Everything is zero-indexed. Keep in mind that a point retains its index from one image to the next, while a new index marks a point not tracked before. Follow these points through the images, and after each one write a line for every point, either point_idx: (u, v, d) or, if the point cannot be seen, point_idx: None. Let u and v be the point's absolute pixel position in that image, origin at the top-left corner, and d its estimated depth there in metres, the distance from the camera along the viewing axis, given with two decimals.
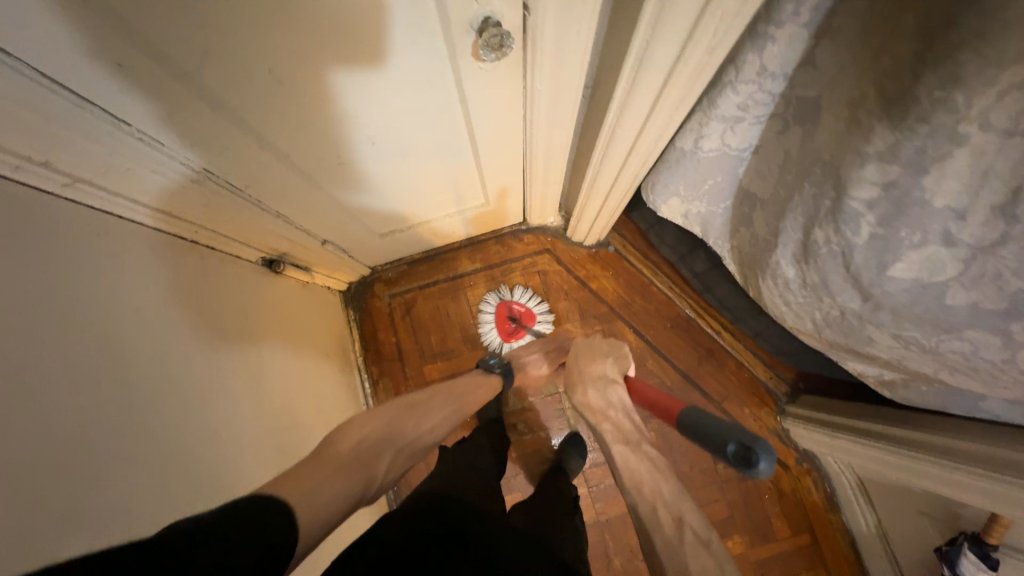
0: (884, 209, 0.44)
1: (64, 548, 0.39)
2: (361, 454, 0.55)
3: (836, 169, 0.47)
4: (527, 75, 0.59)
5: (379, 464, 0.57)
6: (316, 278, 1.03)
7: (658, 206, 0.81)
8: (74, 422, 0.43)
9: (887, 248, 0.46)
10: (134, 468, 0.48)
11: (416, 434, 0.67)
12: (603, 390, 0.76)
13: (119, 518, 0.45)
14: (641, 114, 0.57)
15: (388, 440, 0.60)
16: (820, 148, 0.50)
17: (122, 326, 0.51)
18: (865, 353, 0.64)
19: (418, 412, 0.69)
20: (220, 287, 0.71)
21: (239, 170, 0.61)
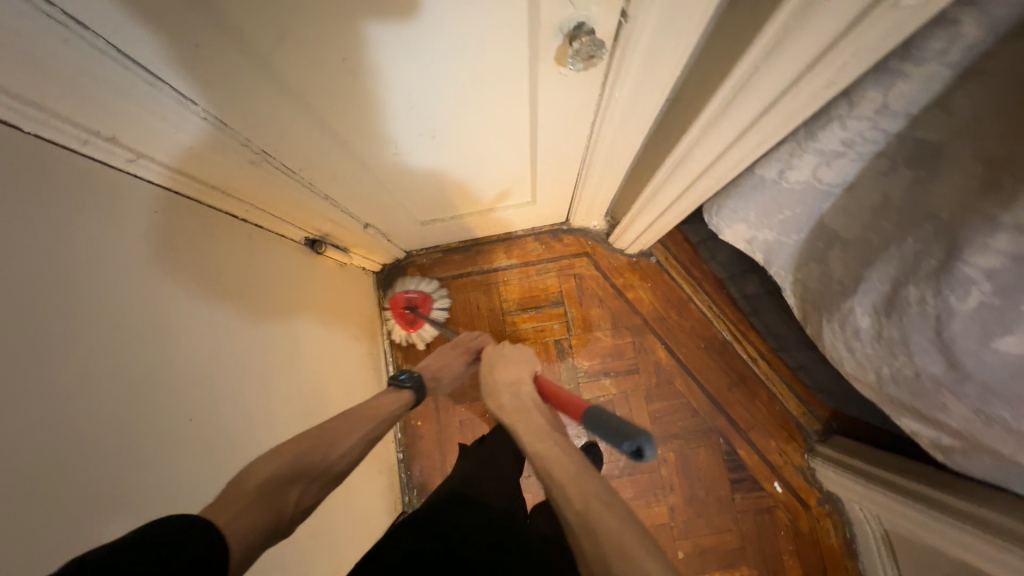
0: (1006, 280, 0.40)
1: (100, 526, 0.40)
2: (270, 490, 0.54)
3: (960, 228, 0.43)
4: (605, 85, 0.55)
5: (288, 498, 0.56)
6: (354, 259, 1.03)
7: (721, 229, 0.77)
8: (120, 403, 0.43)
9: (998, 320, 0.42)
10: (169, 450, 0.48)
11: (332, 462, 0.63)
12: (517, 395, 0.71)
13: (155, 497, 0.46)
14: (727, 139, 0.53)
15: (302, 469, 0.59)
16: (937, 204, 0.46)
17: (167, 307, 0.51)
18: (933, 416, 0.60)
19: (336, 440, 0.64)
20: (264, 268, 0.70)
21: (297, 154, 0.60)
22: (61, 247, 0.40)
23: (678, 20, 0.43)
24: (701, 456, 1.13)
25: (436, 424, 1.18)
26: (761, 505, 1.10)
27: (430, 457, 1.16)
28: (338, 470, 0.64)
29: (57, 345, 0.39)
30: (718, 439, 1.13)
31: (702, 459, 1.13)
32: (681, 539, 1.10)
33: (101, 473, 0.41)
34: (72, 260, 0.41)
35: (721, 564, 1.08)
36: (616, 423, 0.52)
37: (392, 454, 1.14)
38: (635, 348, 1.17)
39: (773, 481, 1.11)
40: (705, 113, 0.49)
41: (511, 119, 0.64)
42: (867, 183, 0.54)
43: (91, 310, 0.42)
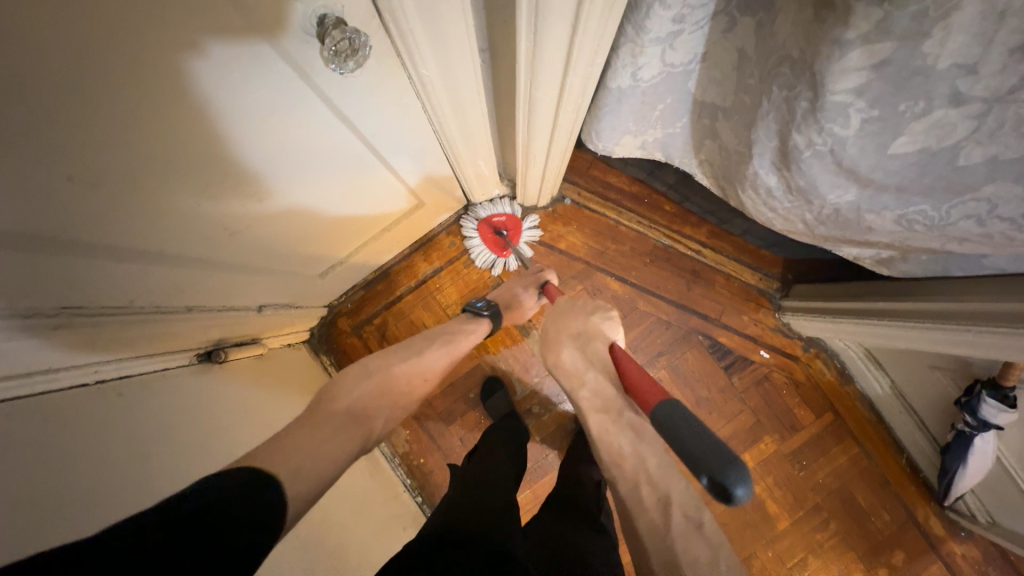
0: (879, 91, 0.37)
1: None
2: (352, 417, 0.58)
3: (811, 62, 0.39)
4: (407, 65, 0.48)
5: (372, 427, 0.60)
6: (270, 343, 0.93)
7: (611, 148, 0.72)
8: None
9: (885, 129, 0.40)
10: None
11: (406, 392, 0.67)
12: (583, 348, 0.66)
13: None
14: (559, 65, 0.47)
15: (382, 399, 0.63)
16: (783, 45, 0.42)
17: (58, 528, 0.41)
18: (865, 240, 0.61)
19: (418, 366, 0.69)
20: (168, 410, 0.60)
21: (114, 286, 0.49)
22: None
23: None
24: (689, 359, 1.14)
25: (440, 453, 1.13)
26: (759, 376, 1.14)
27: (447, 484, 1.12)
28: (411, 402, 0.69)
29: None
30: (698, 337, 1.14)
31: (692, 362, 1.14)
32: None
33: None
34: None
35: (748, 443, 1.12)
36: (704, 449, 0.46)
37: (409, 502, 1.09)
38: (589, 292, 1.14)
39: (760, 350, 1.14)
40: (521, 48, 0.43)
41: (337, 134, 0.55)
42: (715, 48, 0.50)
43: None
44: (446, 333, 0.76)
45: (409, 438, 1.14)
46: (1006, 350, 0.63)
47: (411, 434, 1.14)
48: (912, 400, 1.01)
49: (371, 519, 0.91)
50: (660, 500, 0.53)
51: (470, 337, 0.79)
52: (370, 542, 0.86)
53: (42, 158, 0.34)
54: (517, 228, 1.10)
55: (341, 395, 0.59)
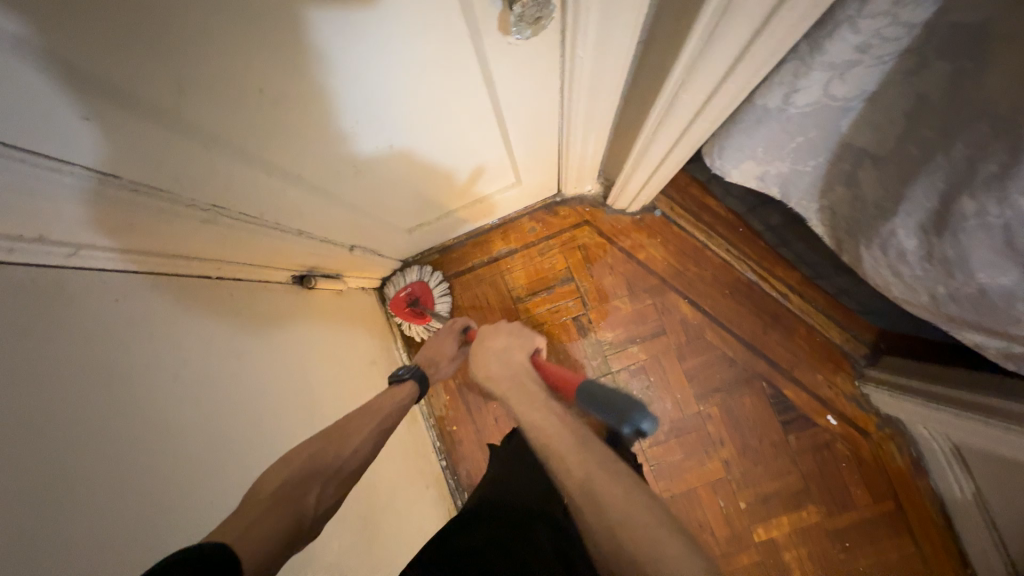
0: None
1: None
2: (289, 492, 0.50)
3: (1011, 124, 0.35)
4: (567, 44, 0.48)
5: (312, 497, 0.52)
6: (349, 282, 0.99)
7: (727, 171, 0.69)
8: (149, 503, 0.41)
9: None
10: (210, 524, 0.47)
11: (345, 464, 0.59)
12: (505, 358, 0.71)
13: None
14: (716, 73, 0.45)
15: (315, 471, 0.55)
16: (981, 99, 0.37)
17: (154, 399, 0.45)
18: (1004, 332, 0.54)
19: (343, 441, 0.61)
20: (256, 323, 0.66)
21: (249, 198, 0.54)
22: (44, 362, 0.36)
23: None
24: (746, 404, 1.08)
25: (473, 426, 1.16)
26: (819, 442, 1.05)
27: (473, 458, 1.15)
28: (353, 470, 0.60)
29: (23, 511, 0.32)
30: (761, 384, 1.08)
31: (748, 408, 1.08)
32: (742, 490, 1.07)
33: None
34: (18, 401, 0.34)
35: (788, 508, 1.05)
36: (612, 398, 0.62)
37: (435, 463, 1.13)
38: (657, 309, 1.11)
39: (827, 415, 1.06)
40: (687, 51, 0.42)
41: (467, 101, 0.57)
42: (888, 89, 0.46)
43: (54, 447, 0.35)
44: (367, 412, 0.69)
45: (447, 404, 1.18)
46: None
47: (450, 400, 1.18)
48: (996, 517, 0.88)
49: (401, 468, 0.96)
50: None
51: (397, 409, 0.74)
52: (396, 489, 0.91)
53: (207, 54, 0.36)
54: (426, 292, 1.11)
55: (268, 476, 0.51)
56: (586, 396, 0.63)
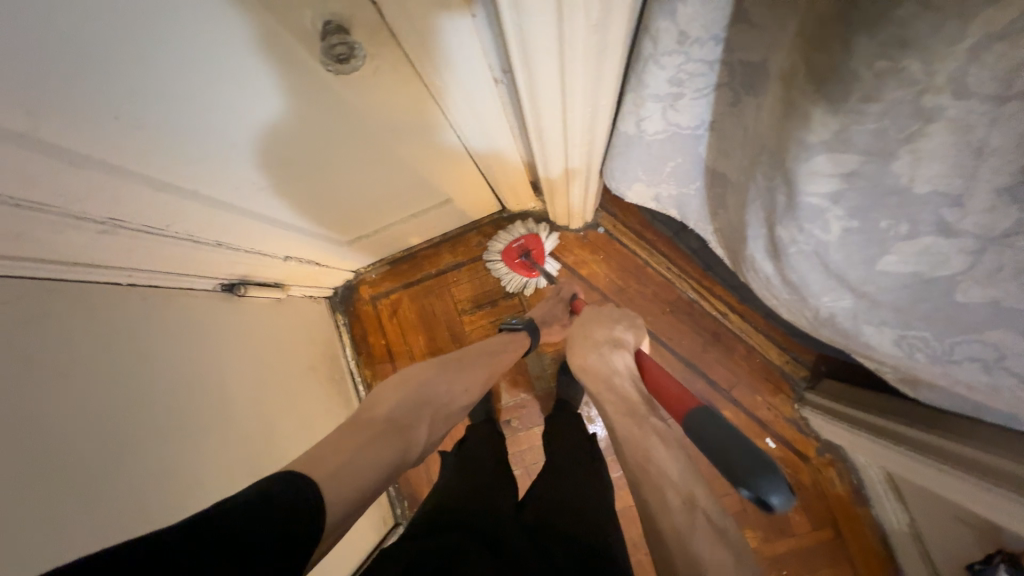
0: (855, 202, 0.35)
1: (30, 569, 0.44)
2: (396, 419, 0.62)
3: (782, 157, 0.38)
4: (421, 73, 0.53)
5: (418, 430, 0.64)
6: (293, 291, 1.03)
7: (625, 192, 0.71)
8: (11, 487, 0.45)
9: (870, 243, 0.38)
10: (78, 514, 0.50)
11: (451, 400, 0.72)
12: (603, 353, 0.72)
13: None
14: (552, 105, 0.48)
15: (421, 406, 0.66)
16: (765, 133, 0.40)
17: (33, 396, 0.50)
18: (872, 355, 0.54)
19: (452, 378, 0.72)
20: (171, 326, 0.70)
21: (150, 211, 0.59)
22: None
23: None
24: None
25: None
26: None
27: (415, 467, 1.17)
28: (455, 407, 0.72)
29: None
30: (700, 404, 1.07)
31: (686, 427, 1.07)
32: None
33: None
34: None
35: None
36: (734, 458, 0.48)
37: None
38: None
39: (766, 438, 1.04)
40: (518, 80, 0.45)
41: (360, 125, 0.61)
42: (720, 119, 0.48)
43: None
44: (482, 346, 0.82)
45: None
46: (1005, 517, 0.54)
47: None
48: (931, 550, 0.84)
49: None
50: (689, 504, 0.50)
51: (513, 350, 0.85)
52: None
53: (77, 91, 0.41)
54: (540, 246, 1.11)
55: (381, 404, 0.63)
56: (695, 434, 0.53)
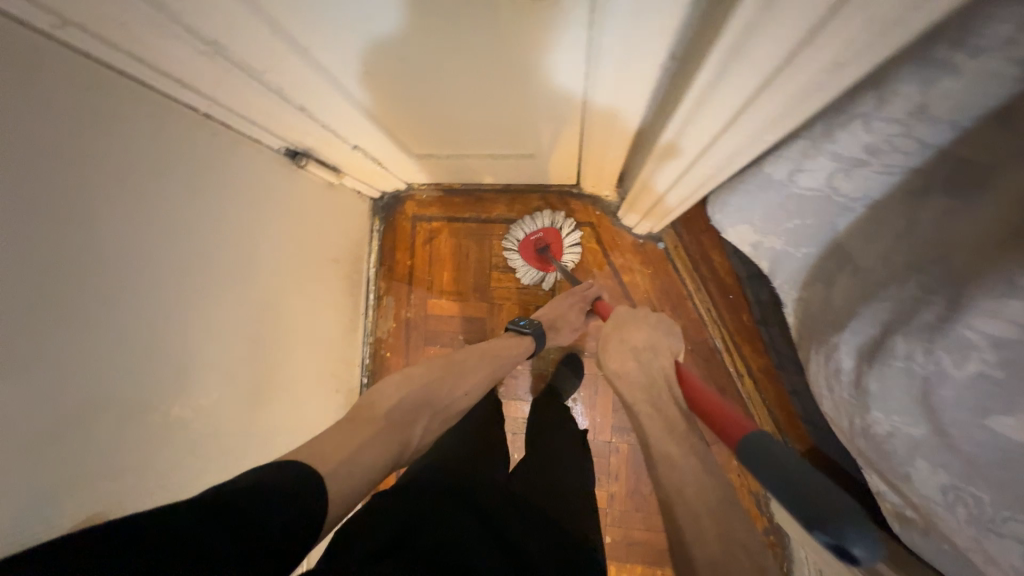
0: (1013, 355, 0.32)
1: (28, 358, 0.45)
2: (397, 419, 0.64)
3: (970, 281, 0.35)
4: (591, 30, 0.47)
5: (411, 434, 0.66)
6: (346, 180, 1.00)
7: (724, 227, 0.67)
8: (32, 275, 0.44)
9: (996, 398, 0.34)
10: (86, 321, 0.50)
11: (449, 401, 0.73)
12: (640, 361, 0.68)
13: (58, 391, 0.47)
14: (718, 122, 0.44)
15: (424, 405, 0.69)
16: (955, 247, 0.37)
17: (83, 192, 0.48)
18: (897, 484, 0.52)
19: (455, 386, 0.74)
20: (226, 172, 0.68)
21: (252, 52, 0.55)
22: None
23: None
24: None
25: (402, 361, 1.16)
26: None
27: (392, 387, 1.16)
28: (451, 411, 0.74)
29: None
30: None
31: None
32: (613, 526, 1.09)
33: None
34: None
35: (646, 560, 1.07)
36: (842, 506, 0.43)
37: (356, 377, 1.13)
38: None
39: None
40: (693, 86, 0.41)
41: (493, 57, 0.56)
42: (889, 204, 0.44)
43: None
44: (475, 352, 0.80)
45: (391, 330, 1.17)
46: None
47: (394, 328, 1.17)
48: None
49: (322, 364, 0.98)
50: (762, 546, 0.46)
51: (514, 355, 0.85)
52: (306, 380, 0.92)
53: None
54: (558, 240, 1.08)
55: (385, 401, 0.65)
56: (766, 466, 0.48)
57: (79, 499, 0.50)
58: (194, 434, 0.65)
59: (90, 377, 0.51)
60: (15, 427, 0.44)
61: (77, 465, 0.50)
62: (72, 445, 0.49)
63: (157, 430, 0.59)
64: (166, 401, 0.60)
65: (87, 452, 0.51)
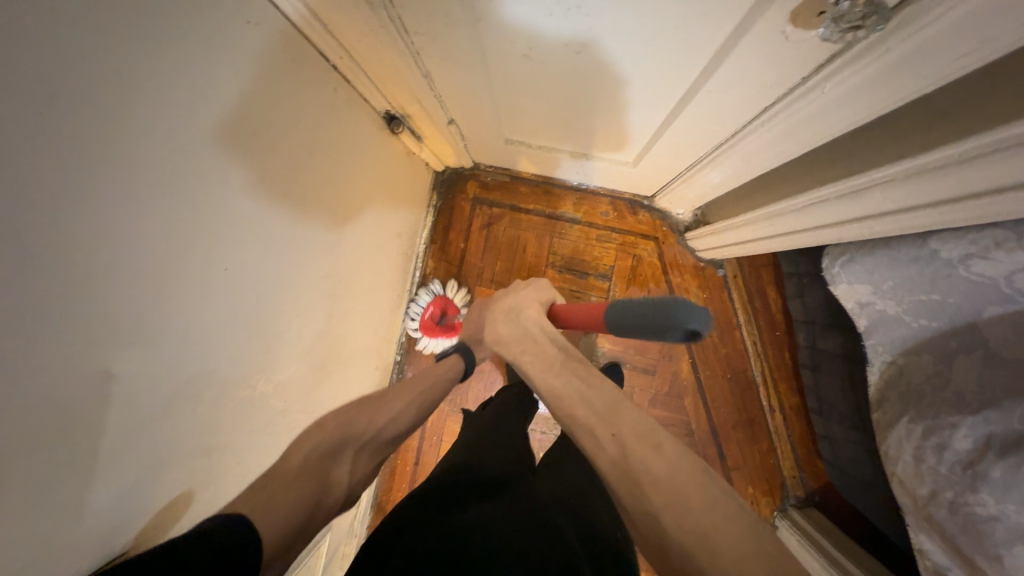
0: None
1: (156, 319, 0.41)
2: (315, 465, 0.50)
3: None
4: (815, 73, 0.46)
5: (335, 474, 0.51)
6: (423, 150, 0.95)
7: (836, 281, 0.68)
8: (162, 228, 0.40)
9: None
10: (208, 285, 0.46)
11: (376, 429, 0.59)
12: (517, 321, 0.66)
13: (174, 358, 0.43)
14: (913, 199, 0.46)
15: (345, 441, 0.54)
16: None
17: (222, 142, 0.44)
18: (968, 559, 0.54)
19: (376, 409, 0.60)
20: (333, 129, 0.64)
21: (415, 8, 0.52)
22: (157, 38, 0.36)
23: (943, 47, 0.36)
24: None
25: None
26: None
27: None
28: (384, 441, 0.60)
29: (59, 174, 0.31)
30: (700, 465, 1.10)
31: None
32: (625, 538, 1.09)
33: (98, 320, 0.35)
34: (98, 46, 0.32)
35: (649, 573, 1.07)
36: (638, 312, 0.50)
37: (392, 353, 1.08)
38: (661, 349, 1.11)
39: None
40: (924, 159, 0.42)
41: (665, 68, 0.53)
42: None
43: (110, 131, 0.34)
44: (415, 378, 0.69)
45: None
46: None
47: None
48: None
49: (373, 340, 0.94)
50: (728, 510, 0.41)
51: (437, 384, 0.71)
52: (359, 357, 0.88)
53: None
54: (449, 305, 1.06)
55: (294, 449, 0.51)
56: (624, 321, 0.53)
57: (170, 476, 0.45)
58: (269, 408, 0.60)
59: (204, 344, 0.47)
60: (134, 393, 0.39)
61: (178, 442, 0.46)
62: (182, 413, 0.45)
63: (240, 405, 0.54)
64: (254, 371, 0.56)
65: (188, 425, 0.47)
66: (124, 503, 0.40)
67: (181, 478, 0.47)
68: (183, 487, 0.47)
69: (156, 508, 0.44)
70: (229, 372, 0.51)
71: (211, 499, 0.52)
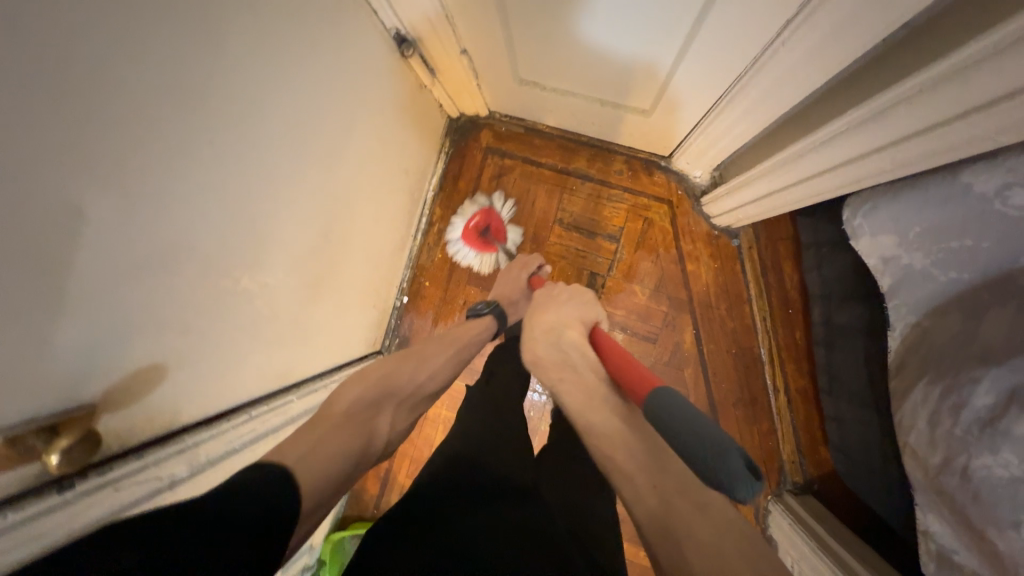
0: None
1: (141, 173, 0.39)
2: (360, 413, 0.57)
3: None
4: None
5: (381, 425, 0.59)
6: (436, 86, 0.93)
7: (859, 234, 0.63)
8: (154, 76, 0.37)
9: None
10: (200, 156, 0.44)
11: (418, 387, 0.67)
12: (559, 346, 0.66)
13: (155, 222, 0.41)
14: (965, 93, 0.42)
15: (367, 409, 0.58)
16: None
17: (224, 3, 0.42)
18: (979, 529, 0.49)
19: (419, 365, 0.68)
20: (341, 33, 0.61)
21: None
22: None
23: None
24: None
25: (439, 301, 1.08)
26: None
27: (425, 321, 1.08)
28: (421, 397, 0.68)
29: None
30: None
31: None
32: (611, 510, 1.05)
33: (78, 148, 0.34)
34: None
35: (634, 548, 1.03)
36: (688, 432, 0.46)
37: (392, 298, 1.06)
38: (665, 318, 1.07)
39: None
40: (981, 40, 0.38)
41: None
42: None
43: None
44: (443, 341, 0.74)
45: (436, 260, 1.09)
46: None
47: (439, 260, 1.09)
48: None
49: (370, 277, 0.92)
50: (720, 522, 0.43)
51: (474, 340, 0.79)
52: (354, 289, 0.86)
53: None
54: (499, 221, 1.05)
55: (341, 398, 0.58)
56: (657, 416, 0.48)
57: (142, 348, 0.44)
58: (253, 309, 0.59)
59: (192, 218, 0.45)
60: (106, 244, 0.38)
61: (155, 313, 0.44)
62: (159, 283, 0.44)
63: (224, 298, 0.53)
64: (241, 265, 0.54)
65: (164, 299, 0.45)
66: (90, 358, 0.39)
67: (152, 349, 0.45)
68: (155, 360, 0.46)
69: (120, 376, 0.43)
70: (213, 258, 0.50)
71: (183, 382, 0.50)
